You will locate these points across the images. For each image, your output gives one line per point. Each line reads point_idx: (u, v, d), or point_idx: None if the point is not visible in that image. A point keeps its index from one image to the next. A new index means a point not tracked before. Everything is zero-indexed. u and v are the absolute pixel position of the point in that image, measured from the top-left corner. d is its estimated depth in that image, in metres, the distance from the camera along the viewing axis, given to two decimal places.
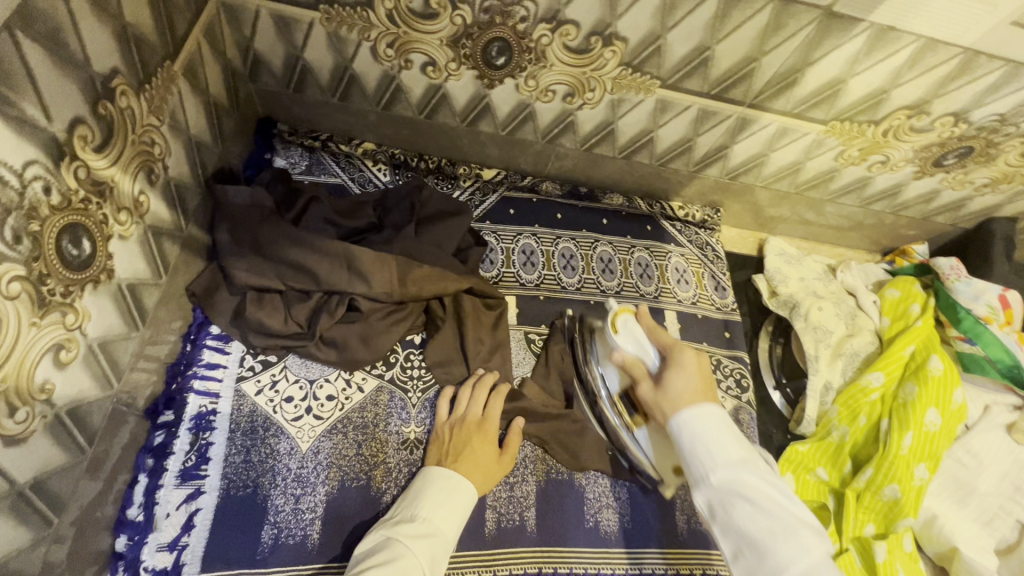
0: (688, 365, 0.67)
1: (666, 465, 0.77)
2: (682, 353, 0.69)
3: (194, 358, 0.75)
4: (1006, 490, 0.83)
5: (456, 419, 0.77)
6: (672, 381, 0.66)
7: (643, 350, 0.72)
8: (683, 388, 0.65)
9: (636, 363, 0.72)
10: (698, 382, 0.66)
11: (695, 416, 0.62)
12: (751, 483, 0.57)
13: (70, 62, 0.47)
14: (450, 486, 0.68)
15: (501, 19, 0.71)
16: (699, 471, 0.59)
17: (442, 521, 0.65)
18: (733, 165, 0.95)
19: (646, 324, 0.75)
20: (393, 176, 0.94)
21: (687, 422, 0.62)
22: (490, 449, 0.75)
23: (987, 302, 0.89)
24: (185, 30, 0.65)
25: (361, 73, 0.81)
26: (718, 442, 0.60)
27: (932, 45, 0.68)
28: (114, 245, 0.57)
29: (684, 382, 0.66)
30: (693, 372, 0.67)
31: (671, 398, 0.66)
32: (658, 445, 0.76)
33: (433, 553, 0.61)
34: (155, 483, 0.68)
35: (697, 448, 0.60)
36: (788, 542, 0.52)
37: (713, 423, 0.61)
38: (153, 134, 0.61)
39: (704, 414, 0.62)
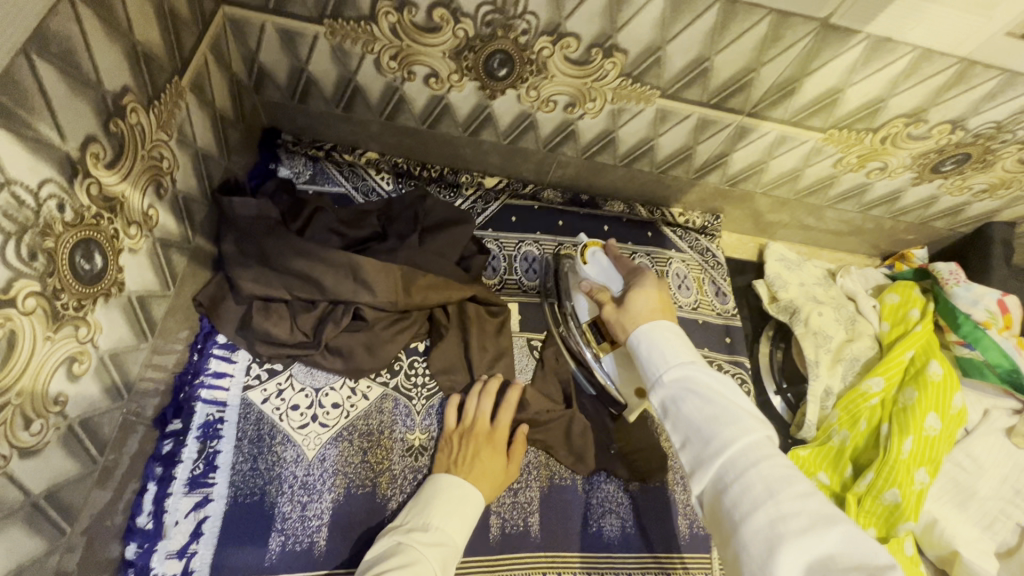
0: (648, 288, 0.72)
1: (628, 388, 0.80)
2: (644, 279, 0.73)
3: (201, 368, 0.75)
4: (1006, 494, 0.84)
5: (467, 427, 0.78)
6: (631, 301, 0.70)
7: (609, 278, 0.78)
8: (641, 304, 0.69)
9: (601, 289, 0.77)
10: (656, 301, 0.70)
11: (650, 328, 0.64)
12: (701, 378, 0.58)
13: (83, 82, 0.48)
14: (461, 497, 0.69)
15: (503, 32, 0.72)
16: (654, 374, 0.61)
17: (453, 531, 0.66)
18: (733, 172, 0.96)
19: (615, 261, 0.81)
20: (396, 184, 0.95)
21: (643, 332, 0.65)
22: (499, 460, 0.75)
23: (986, 307, 0.90)
24: (192, 45, 0.66)
25: (364, 84, 0.82)
26: (671, 347, 0.62)
27: (928, 56, 0.69)
28: (124, 259, 0.58)
29: (642, 302, 0.70)
30: (651, 293, 0.71)
31: (630, 313, 0.69)
32: (623, 371, 0.80)
33: (444, 559, 0.62)
34: (164, 491, 0.69)
35: (654, 355, 0.62)
36: (735, 427, 0.53)
37: (665, 332, 0.64)
38: (161, 149, 0.62)
39: (659, 326, 0.64)
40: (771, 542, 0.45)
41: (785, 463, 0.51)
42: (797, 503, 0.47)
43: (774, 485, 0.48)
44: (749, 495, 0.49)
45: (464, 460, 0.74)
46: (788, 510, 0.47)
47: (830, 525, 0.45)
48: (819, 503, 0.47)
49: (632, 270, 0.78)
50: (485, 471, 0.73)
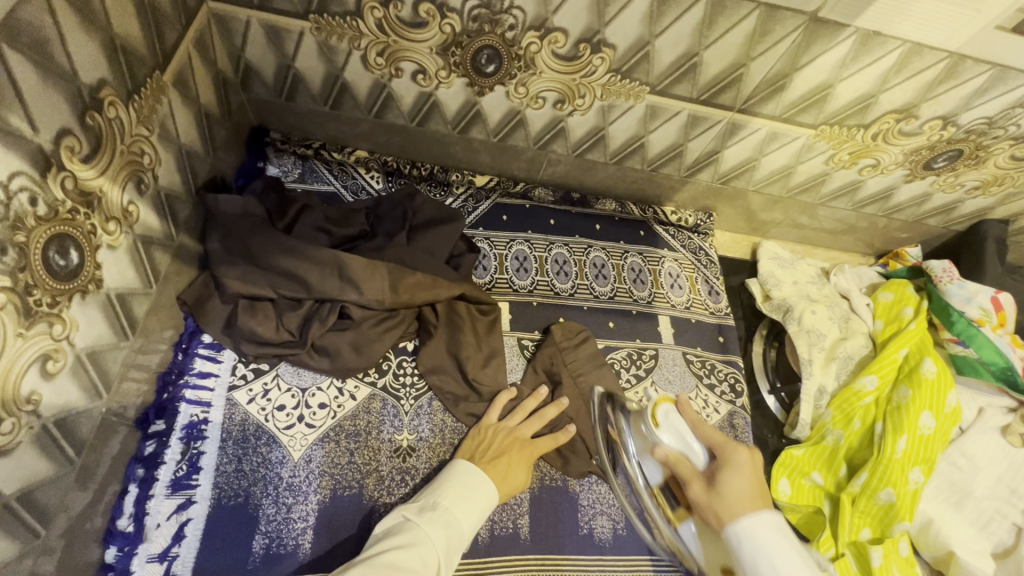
0: (744, 466, 0.54)
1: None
2: (736, 451, 0.56)
3: (186, 367, 0.75)
4: (1001, 493, 0.83)
5: (505, 428, 0.78)
6: (726, 483, 0.53)
7: (689, 447, 0.59)
8: (740, 492, 0.52)
9: (681, 459, 0.58)
10: (757, 487, 0.53)
11: (753, 525, 0.50)
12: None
13: (58, 74, 0.47)
14: (473, 484, 0.68)
15: (490, 27, 0.71)
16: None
17: (461, 514, 0.64)
18: (725, 169, 0.95)
19: (692, 418, 0.60)
20: (386, 183, 0.94)
21: (745, 531, 0.50)
22: (521, 466, 0.74)
23: (980, 304, 0.89)
24: (175, 40, 0.65)
25: (352, 82, 0.81)
26: (783, 558, 0.48)
27: (918, 50, 0.69)
28: (102, 255, 0.57)
29: (739, 484, 0.53)
30: (751, 475, 0.53)
31: (726, 502, 0.52)
32: (708, 547, 0.59)
33: (448, 544, 0.61)
34: (145, 493, 0.68)
35: (760, 566, 0.48)
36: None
37: (772, 536, 0.49)
38: (142, 144, 0.61)
39: (764, 523, 0.50)
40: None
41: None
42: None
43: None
44: None
45: (486, 457, 0.73)
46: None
47: None
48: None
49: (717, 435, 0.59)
50: (506, 472, 0.72)
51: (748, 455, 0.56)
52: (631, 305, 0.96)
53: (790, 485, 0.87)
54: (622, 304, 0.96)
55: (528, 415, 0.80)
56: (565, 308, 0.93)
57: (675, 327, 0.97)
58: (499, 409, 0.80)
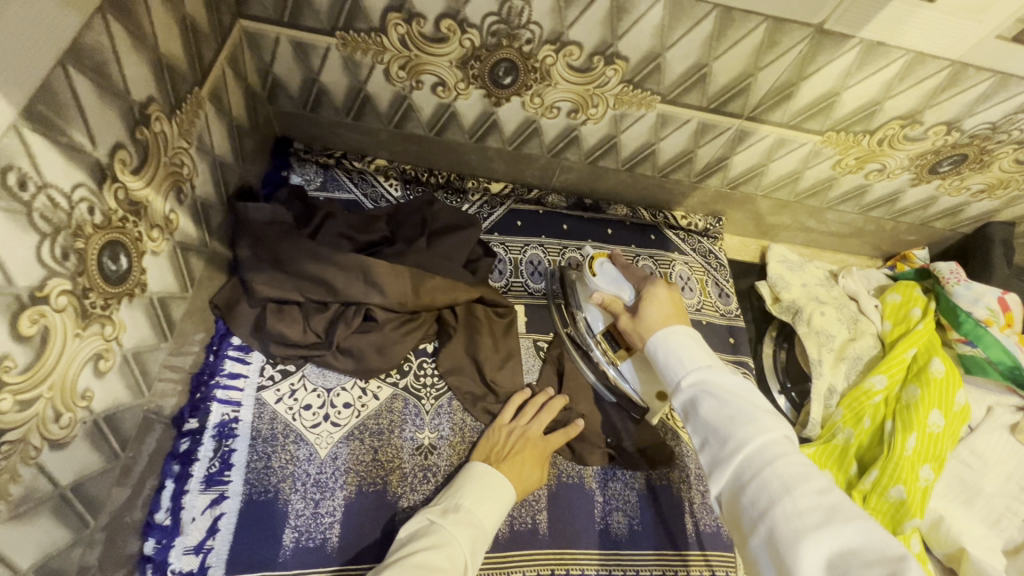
0: (660, 295, 0.74)
1: (651, 392, 0.82)
2: (655, 288, 0.75)
3: (217, 368, 0.78)
4: (1012, 490, 0.85)
5: (516, 426, 0.80)
6: (646, 311, 0.72)
7: (621, 289, 0.79)
8: (655, 313, 0.71)
9: (614, 300, 0.79)
10: (669, 309, 0.72)
11: (665, 334, 0.65)
12: (718, 380, 0.58)
13: (113, 92, 0.51)
14: (492, 484, 0.70)
15: (507, 41, 0.74)
16: (673, 379, 0.61)
17: (483, 513, 0.67)
18: (734, 175, 0.98)
19: (623, 271, 0.82)
20: (404, 191, 0.98)
21: (661, 340, 0.65)
22: (536, 462, 0.77)
23: (987, 305, 0.91)
24: (211, 57, 0.69)
25: (374, 94, 0.85)
26: (687, 350, 0.62)
27: (921, 59, 0.71)
28: (147, 261, 0.60)
29: (657, 310, 0.72)
30: (664, 301, 0.73)
31: (647, 323, 0.71)
32: (641, 375, 0.82)
33: (474, 543, 0.63)
34: (181, 488, 0.71)
35: (671, 359, 0.62)
36: (750, 426, 0.53)
37: (680, 338, 0.64)
38: (182, 156, 0.65)
39: (674, 332, 0.65)
40: (791, 538, 0.44)
41: (807, 464, 0.50)
42: (812, 500, 0.46)
43: (792, 482, 0.48)
44: (767, 487, 0.48)
45: (503, 456, 0.76)
46: (806, 508, 0.46)
47: (844, 520, 0.44)
48: (840, 502, 0.46)
49: (643, 280, 0.80)
50: (523, 470, 0.75)
51: (664, 289, 0.76)
52: None
53: None
54: None
55: (541, 412, 0.83)
56: None
57: None
58: (513, 408, 0.83)
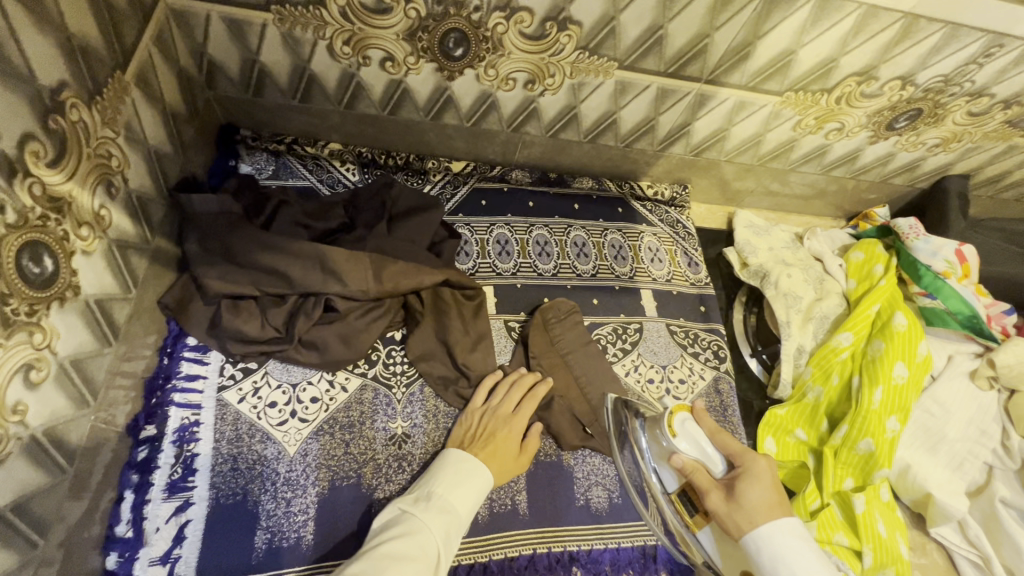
0: (763, 476, 0.63)
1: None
2: (753, 462, 0.65)
3: (172, 371, 0.74)
4: (972, 435, 0.88)
5: (488, 409, 0.79)
6: (744, 493, 0.62)
7: (706, 455, 0.69)
8: (759, 500, 0.60)
9: (699, 469, 0.67)
10: (774, 496, 0.61)
11: (770, 533, 0.58)
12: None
13: (16, 77, 0.46)
14: (465, 469, 0.70)
15: (455, 9, 0.71)
16: None
17: (456, 498, 0.66)
18: (696, 142, 0.97)
19: (710, 431, 0.71)
20: (362, 174, 0.94)
21: (765, 538, 0.58)
22: (512, 442, 0.76)
23: (945, 257, 0.93)
24: (134, 38, 0.63)
25: (319, 72, 0.80)
26: (801, 562, 0.56)
27: (874, 12, 0.71)
28: (77, 261, 0.56)
29: (757, 494, 0.61)
30: (768, 484, 0.62)
31: (744, 510, 0.61)
32: (725, 550, 0.66)
33: (447, 529, 0.62)
34: (142, 498, 0.68)
35: (779, 569, 0.56)
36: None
37: (792, 541, 0.57)
38: (109, 146, 0.60)
39: (782, 532, 0.58)
40: None
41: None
42: None
43: None
44: None
45: (478, 440, 0.75)
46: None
47: None
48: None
49: (738, 449, 0.67)
50: (498, 449, 0.75)
51: (764, 465, 0.65)
52: (613, 280, 0.98)
53: (775, 443, 0.90)
54: (603, 281, 0.98)
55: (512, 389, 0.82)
56: (549, 288, 0.95)
57: (657, 299, 0.99)
58: (484, 390, 0.82)
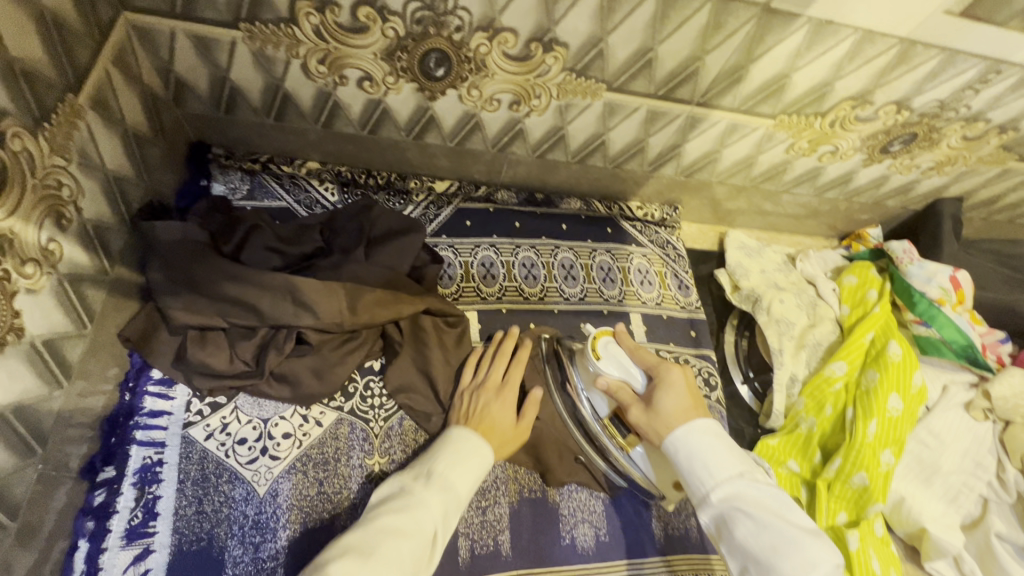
0: (677, 383, 0.67)
1: (667, 481, 0.73)
2: (668, 373, 0.68)
3: (135, 408, 0.70)
4: (968, 467, 0.86)
5: (477, 384, 0.78)
6: (661, 402, 0.66)
7: (628, 372, 0.70)
8: (673, 407, 0.65)
9: (622, 387, 0.69)
10: (687, 400, 0.66)
11: (687, 436, 0.62)
12: (751, 495, 0.59)
13: None
14: (467, 448, 0.68)
15: (435, 29, 0.67)
16: (701, 490, 0.60)
17: (457, 479, 0.65)
18: (688, 163, 0.94)
19: (628, 348, 0.73)
20: (342, 195, 0.90)
21: (682, 439, 0.62)
22: (509, 414, 0.75)
23: (939, 284, 0.91)
24: (88, 57, 0.59)
25: (294, 91, 0.77)
26: (715, 456, 0.61)
27: (870, 37, 0.68)
28: (21, 301, 0.51)
29: (673, 401, 0.65)
30: (681, 389, 0.66)
31: (664, 418, 0.65)
32: (656, 462, 0.72)
33: (445, 508, 0.61)
34: (98, 547, 0.64)
35: (697, 465, 0.61)
36: (794, 555, 0.54)
37: (706, 438, 0.62)
38: (59, 175, 0.56)
39: (696, 431, 0.63)
40: None
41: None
42: None
43: None
44: None
45: (472, 416, 0.73)
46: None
47: None
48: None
49: (654, 362, 0.71)
50: (495, 425, 0.73)
51: (679, 373, 0.69)
52: (601, 304, 0.95)
53: None
54: (592, 305, 0.95)
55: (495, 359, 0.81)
56: (536, 313, 0.91)
57: (647, 324, 0.96)
58: (469, 368, 0.80)
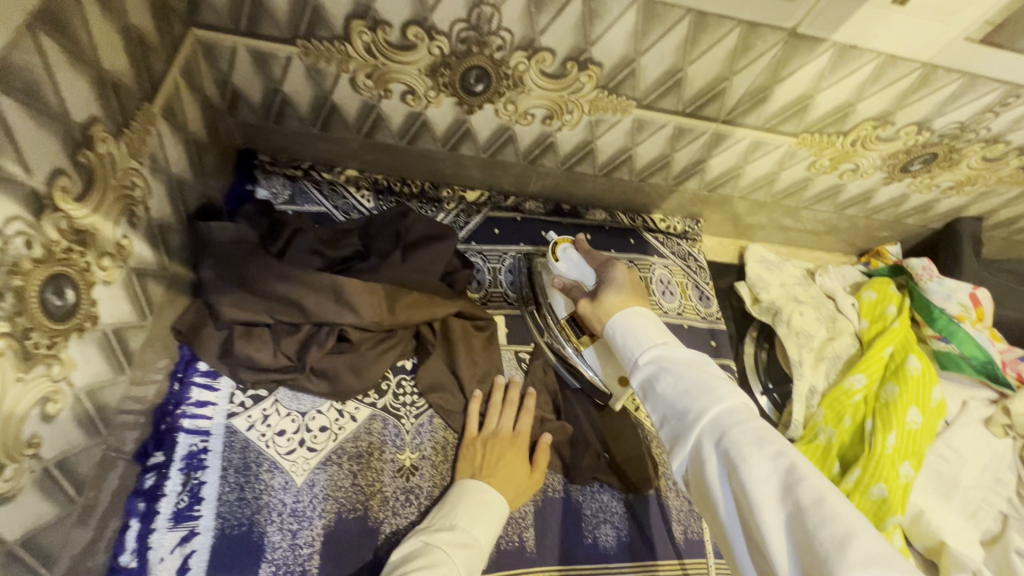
0: (619, 279, 0.75)
1: (612, 376, 0.83)
2: (613, 270, 0.77)
3: (183, 398, 0.74)
4: (988, 482, 0.87)
5: (489, 435, 0.80)
6: (604, 293, 0.73)
7: (581, 272, 0.83)
8: (614, 295, 0.72)
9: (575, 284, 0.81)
10: (628, 292, 0.73)
11: (623, 315, 0.67)
12: (673, 354, 0.61)
13: (49, 114, 0.46)
14: (486, 501, 0.71)
15: (478, 48, 0.72)
16: (631, 360, 0.64)
17: (478, 531, 0.68)
18: (711, 178, 0.97)
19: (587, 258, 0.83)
20: (377, 202, 0.94)
21: (618, 321, 0.68)
22: (522, 465, 0.77)
23: (959, 301, 0.93)
24: (162, 69, 0.64)
25: (340, 103, 0.81)
26: (643, 329, 0.65)
27: (892, 62, 0.71)
28: (97, 292, 0.56)
29: (614, 291, 0.73)
30: (623, 283, 0.74)
31: (606, 307, 0.72)
32: (603, 359, 0.83)
33: (470, 561, 0.64)
34: (147, 527, 0.67)
35: (628, 339, 0.65)
36: (705, 395, 0.55)
37: (639, 319, 0.66)
38: (134, 177, 0.60)
39: (631, 314, 0.67)
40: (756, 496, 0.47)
41: (755, 427, 0.52)
42: (764, 463, 0.49)
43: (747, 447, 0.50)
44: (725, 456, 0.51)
45: (488, 469, 0.76)
46: (759, 469, 0.49)
47: (800, 478, 0.47)
48: (792, 459, 0.49)
49: (603, 264, 0.80)
50: (512, 477, 0.75)
51: (623, 272, 0.77)
52: None
53: None
54: None
55: (502, 406, 0.83)
56: None
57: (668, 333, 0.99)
58: (476, 417, 0.81)
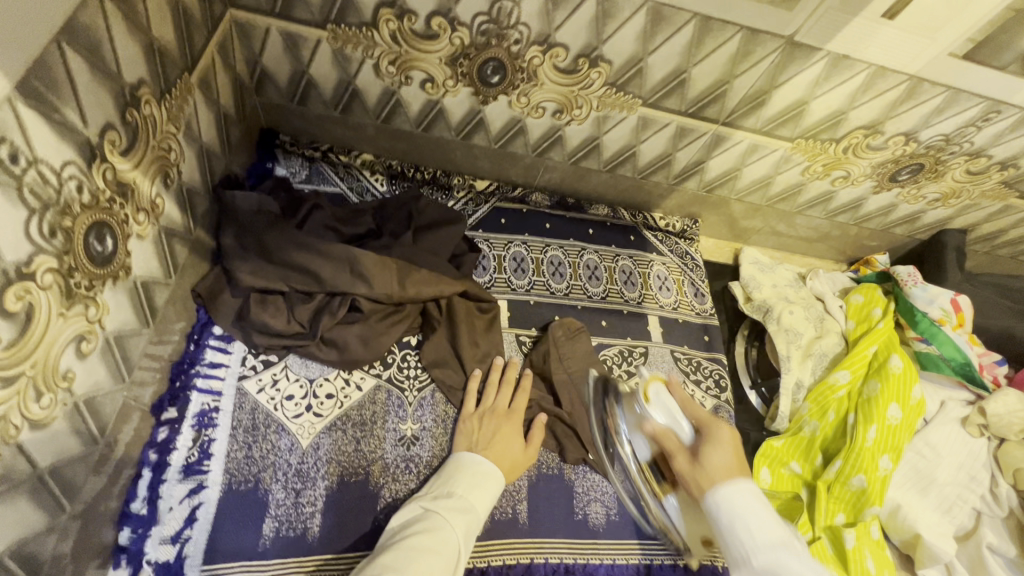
0: (725, 441, 0.64)
1: (695, 534, 0.76)
2: (719, 429, 0.65)
3: (197, 358, 0.77)
4: (962, 479, 0.90)
5: (485, 411, 0.83)
6: (707, 454, 0.63)
7: (677, 423, 0.69)
8: (721, 463, 0.61)
9: (668, 435, 0.68)
10: (735, 461, 0.62)
11: (732, 492, 0.58)
12: (792, 563, 0.54)
13: (105, 71, 0.51)
14: (483, 472, 0.73)
15: (496, 41, 0.77)
16: (737, 550, 0.56)
17: (475, 499, 0.69)
18: (710, 178, 1.02)
19: (681, 399, 0.71)
20: (390, 185, 0.98)
21: (726, 498, 0.58)
22: (517, 439, 0.80)
23: (941, 305, 0.98)
24: (202, 44, 0.69)
25: (362, 88, 0.86)
26: (759, 521, 0.57)
27: (882, 72, 0.77)
28: (132, 244, 0.60)
29: (720, 456, 0.62)
30: (729, 448, 0.63)
31: (706, 471, 0.62)
32: (687, 517, 0.75)
33: (467, 526, 0.66)
34: (158, 477, 0.70)
35: (737, 526, 0.57)
36: None
37: (752, 502, 0.58)
38: (170, 141, 0.65)
39: (741, 492, 0.58)
40: None
41: None
42: None
43: None
44: None
45: (482, 442, 0.78)
46: None
47: None
48: None
49: (700, 414, 0.69)
50: (506, 450, 0.78)
51: (728, 433, 0.66)
52: (622, 304, 1.02)
53: (770, 474, 0.92)
54: (613, 305, 1.01)
55: (500, 386, 0.86)
56: (561, 307, 0.98)
57: (664, 326, 1.03)
58: (474, 395, 0.84)
